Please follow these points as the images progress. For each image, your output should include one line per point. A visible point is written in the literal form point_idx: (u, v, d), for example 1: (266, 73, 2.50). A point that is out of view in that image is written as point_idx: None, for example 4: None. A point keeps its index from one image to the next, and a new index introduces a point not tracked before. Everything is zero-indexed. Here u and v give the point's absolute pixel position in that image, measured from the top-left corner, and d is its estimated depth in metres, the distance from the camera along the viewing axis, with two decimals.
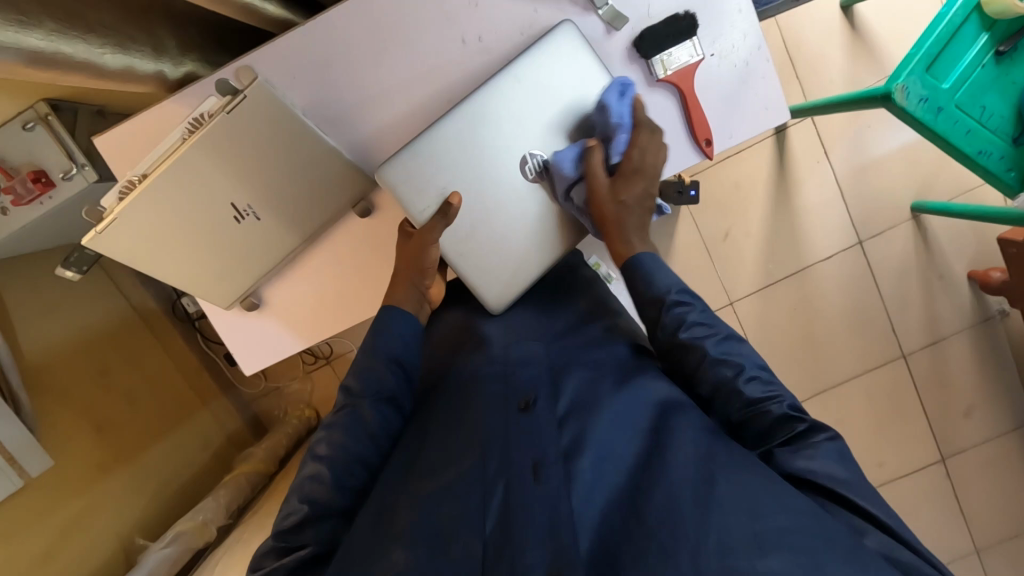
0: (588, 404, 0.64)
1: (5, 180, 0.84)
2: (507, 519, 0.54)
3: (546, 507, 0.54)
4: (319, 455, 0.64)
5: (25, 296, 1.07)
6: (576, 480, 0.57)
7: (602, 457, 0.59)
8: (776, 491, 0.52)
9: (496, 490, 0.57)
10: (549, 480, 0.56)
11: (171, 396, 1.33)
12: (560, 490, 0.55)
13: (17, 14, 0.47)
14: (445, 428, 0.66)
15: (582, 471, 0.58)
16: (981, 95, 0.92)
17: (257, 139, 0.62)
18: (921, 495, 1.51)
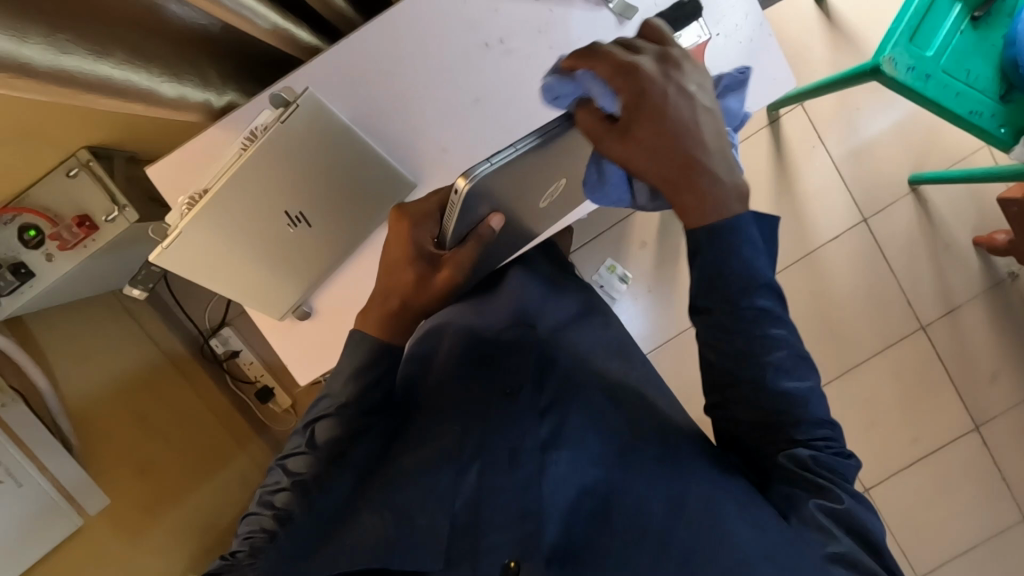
0: (568, 399, 0.72)
1: (51, 227, 0.89)
2: (476, 506, 0.64)
3: (513, 496, 0.63)
4: (290, 471, 0.64)
5: (66, 345, 1.12)
6: (549, 468, 0.66)
7: (576, 449, 0.67)
8: (734, 496, 0.60)
9: (471, 471, 0.66)
10: (523, 467, 0.65)
11: (210, 437, 1.33)
12: (531, 476, 0.64)
13: (93, 47, 0.52)
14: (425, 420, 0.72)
15: (556, 461, 0.66)
16: (965, 59, 0.97)
17: (307, 147, 0.67)
18: (959, 467, 1.52)
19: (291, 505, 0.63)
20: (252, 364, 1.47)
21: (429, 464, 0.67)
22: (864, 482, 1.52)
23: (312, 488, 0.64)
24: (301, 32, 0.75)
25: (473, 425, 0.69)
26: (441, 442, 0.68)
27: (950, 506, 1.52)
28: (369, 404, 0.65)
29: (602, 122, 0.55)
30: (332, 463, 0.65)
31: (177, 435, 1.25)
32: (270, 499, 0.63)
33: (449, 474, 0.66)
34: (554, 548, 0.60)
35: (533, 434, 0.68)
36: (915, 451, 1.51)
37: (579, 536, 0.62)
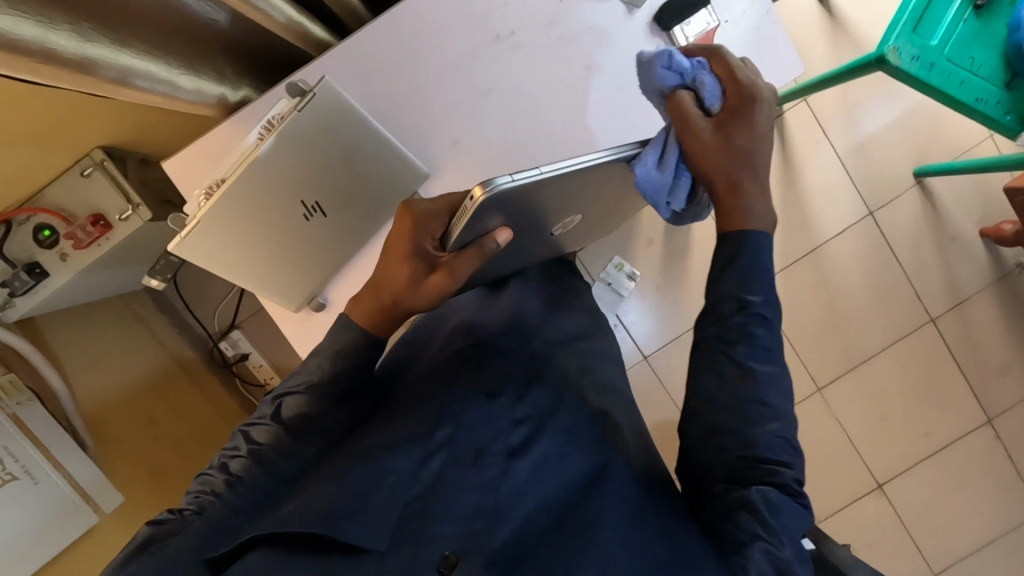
0: (545, 412, 0.76)
1: (66, 227, 0.90)
2: (431, 492, 0.66)
3: (469, 494, 0.65)
4: (254, 440, 0.64)
5: (78, 347, 1.12)
6: (512, 473, 0.68)
7: (543, 457, 0.70)
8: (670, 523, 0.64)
9: (436, 458, 0.69)
10: (484, 468, 0.68)
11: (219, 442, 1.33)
12: (492, 478, 0.67)
13: (114, 37, 0.53)
14: (397, 407, 0.72)
15: (520, 466, 0.68)
16: (969, 47, 0.98)
17: (324, 136, 0.67)
18: (973, 460, 1.50)
19: (246, 472, 0.63)
20: (262, 367, 1.44)
21: (395, 445, 0.68)
22: (876, 478, 1.51)
23: (269, 459, 0.64)
24: (314, 28, 0.77)
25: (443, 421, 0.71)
26: (406, 433, 0.69)
27: (965, 500, 1.51)
28: (341, 387, 0.66)
29: (668, 146, 0.57)
30: (291, 437, 0.65)
31: (186, 440, 1.25)
32: (223, 464, 0.64)
33: (413, 457, 0.68)
34: (504, 549, 0.61)
35: (501, 438, 0.72)
36: (927, 445, 1.51)
37: (526, 539, 0.63)
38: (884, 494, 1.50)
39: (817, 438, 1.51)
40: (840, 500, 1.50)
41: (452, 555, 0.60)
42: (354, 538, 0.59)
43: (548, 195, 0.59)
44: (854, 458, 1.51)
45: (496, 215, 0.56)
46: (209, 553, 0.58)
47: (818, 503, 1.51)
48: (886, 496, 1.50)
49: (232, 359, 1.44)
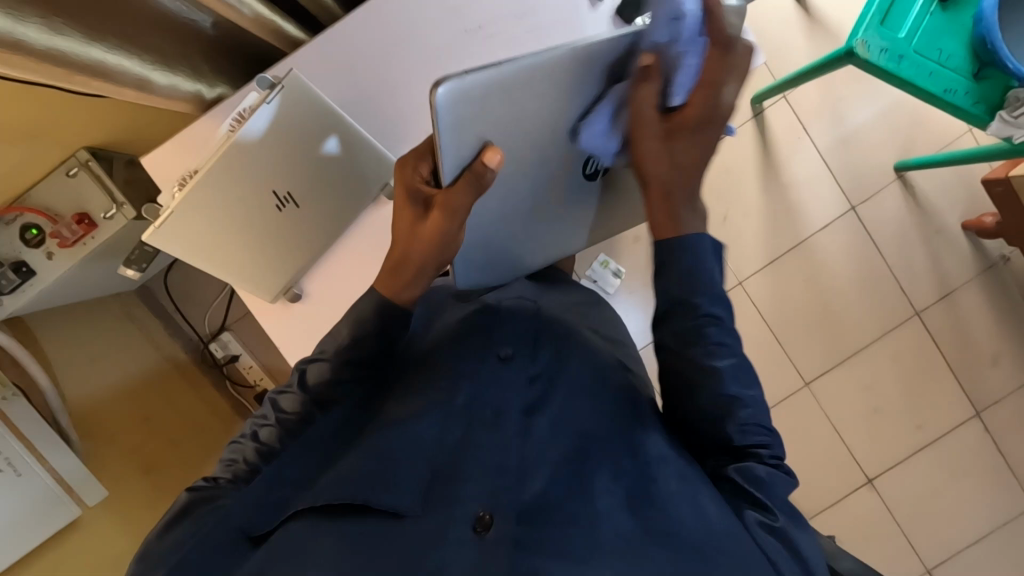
0: (555, 375, 0.75)
1: (52, 225, 0.92)
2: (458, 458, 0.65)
3: (496, 450, 0.66)
4: (280, 411, 0.69)
5: (69, 347, 1.14)
6: (532, 431, 0.69)
7: (559, 419, 0.70)
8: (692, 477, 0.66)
9: (458, 425, 0.69)
10: (506, 428, 0.69)
11: (222, 431, 1.37)
12: (514, 437, 0.68)
13: (86, 31, 0.55)
14: (422, 372, 0.74)
15: (538, 425, 0.69)
16: (938, 39, 1.00)
17: (298, 127, 0.69)
18: (963, 454, 1.50)
19: (272, 441, 0.68)
20: (252, 368, 1.44)
21: (418, 411, 0.69)
22: (867, 472, 1.50)
23: (294, 428, 0.69)
24: (287, 26, 0.80)
25: (463, 379, 0.72)
26: (427, 395, 0.70)
27: (956, 495, 1.50)
28: (360, 356, 0.69)
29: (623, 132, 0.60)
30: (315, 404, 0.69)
31: (179, 435, 1.26)
32: (252, 435, 0.69)
33: (437, 422, 0.68)
34: (533, 501, 0.62)
35: (519, 397, 0.72)
36: (918, 439, 1.51)
37: (558, 499, 0.63)
38: (875, 490, 1.50)
39: (808, 433, 1.51)
40: (831, 495, 1.50)
41: (486, 515, 0.60)
42: (385, 500, 0.60)
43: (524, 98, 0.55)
44: (845, 453, 1.51)
45: (467, 128, 0.54)
46: (254, 530, 0.62)
47: (809, 499, 1.50)
48: (877, 492, 1.50)
49: (222, 360, 1.44)
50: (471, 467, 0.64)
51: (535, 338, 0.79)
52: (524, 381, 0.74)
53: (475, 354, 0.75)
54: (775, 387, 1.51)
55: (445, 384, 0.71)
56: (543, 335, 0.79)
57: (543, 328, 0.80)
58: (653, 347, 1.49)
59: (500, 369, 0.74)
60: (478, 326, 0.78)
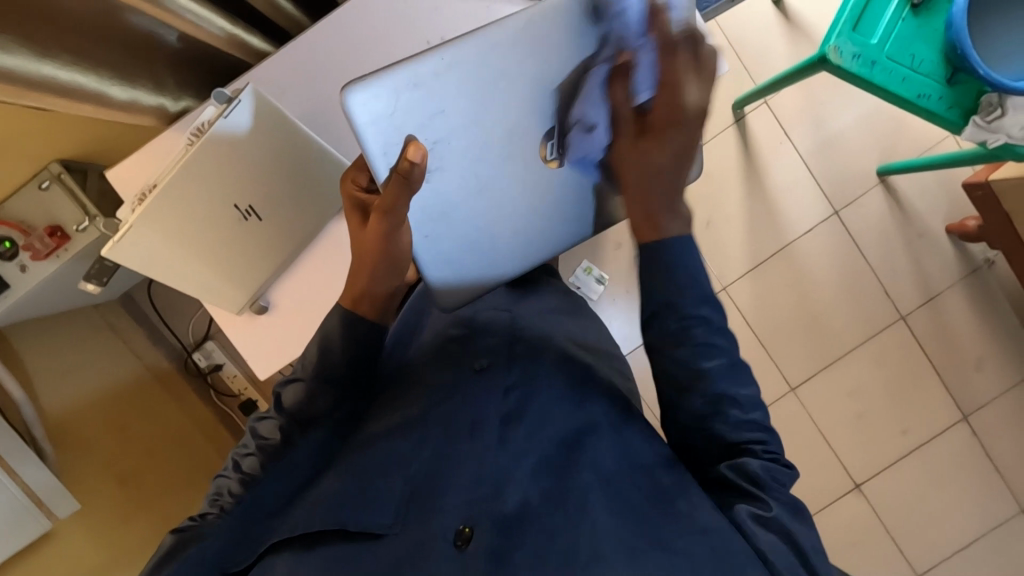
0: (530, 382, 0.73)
1: (24, 238, 0.92)
2: (437, 474, 0.65)
3: (472, 460, 0.65)
4: (262, 438, 0.69)
5: (47, 360, 1.13)
6: (509, 441, 0.67)
7: (536, 426, 0.69)
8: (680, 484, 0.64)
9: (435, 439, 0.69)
10: (482, 437, 0.67)
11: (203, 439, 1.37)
12: (490, 445, 0.66)
13: (38, 49, 0.55)
14: (401, 393, 0.75)
15: (515, 435, 0.68)
16: (910, 44, 1.00)
17: (258, 140, 0.70)
18: (950, 458, 1.50)
19: (256, 470, 0.68)
20: (235, 377, 1.44)
21: (397, 430, 0.71)
22: (854, 478, 1.50)
23: (277, 455, 0.69)
24: (251, 38, 0.81)
25: (443, 395, 0.73)
26: (409, 414, 0.72)
27: (944, 499, 1.49)
28: (338, 376, 0.70)
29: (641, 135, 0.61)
30: (295, 428, 0.69)
31: (156, 444, 1.27)
32: (235, 466, 0.69)
33: (413, 442, 0.69)
34: (512, 510, 0.61)
35: (495, 406, 0.70)
36: (904, 443, 1.50)
37: (534, 508, 0.62)
38: (863, 495, 1.50)
39: (793, 438, 1.50)
40: (818, 501, 1.49)
41: (466, 528, 0.60)
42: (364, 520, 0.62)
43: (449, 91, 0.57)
44: (831, 458, 1.50)
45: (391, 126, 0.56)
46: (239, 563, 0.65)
47: None
48: (865, 497, 1.49)
49: (206, 369, 1.44)
50: (448, 482, 0.64)
51: (511, 343, 0.79)
52: (500, 391, 0.72)
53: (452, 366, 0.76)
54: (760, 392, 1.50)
55: (424, 404, 0.72)
56: (520, 341, 0.79)
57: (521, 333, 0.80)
58: (637, 352, 1.48)
59: (478, 380, 0.73)
60: (451, 344, 0.79)
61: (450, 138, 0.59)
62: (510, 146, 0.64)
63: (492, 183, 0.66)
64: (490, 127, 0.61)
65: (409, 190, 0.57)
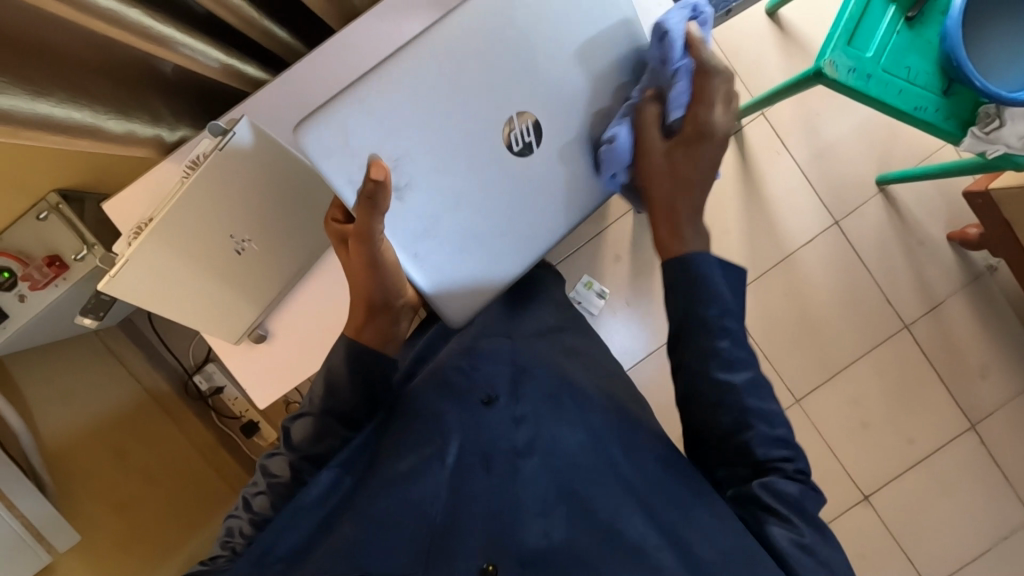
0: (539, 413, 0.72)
1: (23, 268, 0.92)
2: (454, 511, 0.63)
3: (488, 499, 0.64)
4: (274, 474, 0.70)
5: (44, 387, 1.13)
6: (521, 476, 0.65)
7: (551, 458, 0.67)
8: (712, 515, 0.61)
9: (450, 474, 0.67)
10: (498, 468, 0.66)
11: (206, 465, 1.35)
12: (506, 480, 0.65)
13: (31, 87, 0.55)
14: (411, 424, 0.73)
15: (528, 469, 0.66)
16: (904, 57, 1.00)
17: (254, 171, 0.70)
18: (958, 468, 1.48)
19: (267, 507, 0.68)
20: (237, 399, 1.46)
21: (409, 464, 0.68)
22: (862, 489, 1.48)
23: (287, 490, 0.69)
24: (246, 67, 0.82)
25: (451, 427, 0.71)
26: (422, 446, 0.69)
27: (953, 509, 1.48)
28: (343, 408, 0.71)
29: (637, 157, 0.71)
30: (306, 465, 0.70)
31: (156, 472, 1.25)
32: (247, 503, 0.69)
33: (426, 474, 0.66)
34: (530, 550, 0.59)
35: (506, 441, 0.69)
36: (911, 453, 1.48)
37: (555, 546, 0.60)
38: (872, 506, 1.48)
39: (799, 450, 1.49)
40: (828, 512, 1.47)
41: (488, 566, 0.58)
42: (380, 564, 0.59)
43: (387, 110, 0.64)
44: (838, 469, 1.48)
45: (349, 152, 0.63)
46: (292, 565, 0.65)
47: None
48: (874, 508, 1.48)
49: (207, 393, 1.45)
50: (466, 520, 0.62)
51: (516, 377, 0.78)
52: (510, 423, 0.71)
53: (458, 397, 0.74)
54: None
55: (434, 437, 0.70)
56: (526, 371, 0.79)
57: (524, 366, 0.80)
58: (639, 367, 1.47)
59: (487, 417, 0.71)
60: (456, 374, 0.77)
61: (408, 153, 0.65)
62: (471, 143, 0.68)
63: (466, 187, 0.69)
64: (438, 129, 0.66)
65: (378, 211, 0.62)
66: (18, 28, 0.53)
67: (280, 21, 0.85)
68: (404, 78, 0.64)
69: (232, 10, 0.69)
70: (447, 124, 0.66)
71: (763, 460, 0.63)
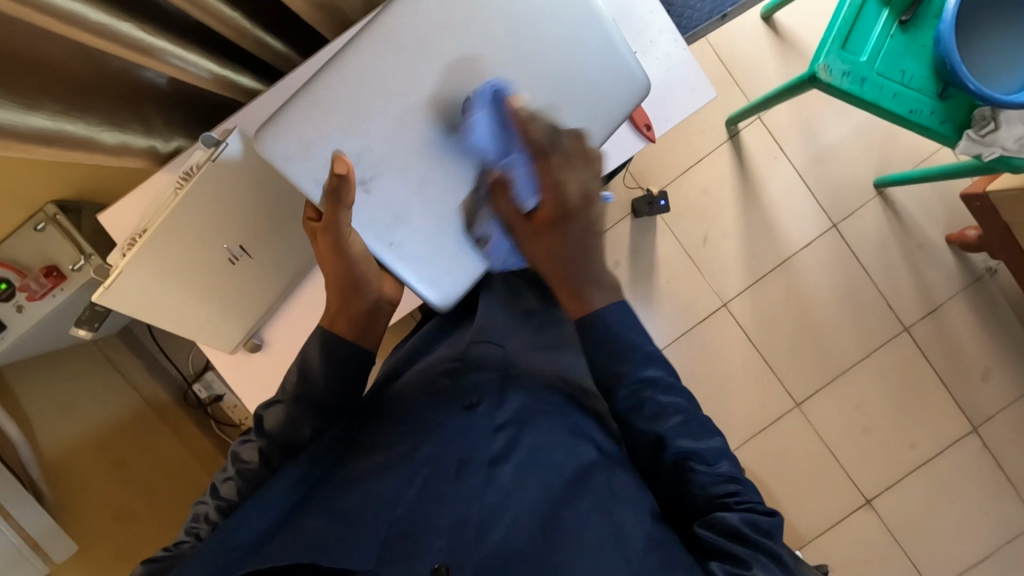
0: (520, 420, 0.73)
1: (21, 279, 0.93)
2: (417, 513, 0.63)
3: (461, 501, 0.64)
4: (245, 460, 0.70)
5: (43, 397, 1.15)
6: (495, 483, 0.66)
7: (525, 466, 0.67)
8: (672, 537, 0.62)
9: (419, 476, 0.66)
10: (470, 477, 0.66)
11: (200, 468, 1.33)
12: (479, 487, 0.65)
13: (23, 101, 0.56)
14: (387, 427, 0.74)
15: (502, 475, 0.67)
16: (899, 61, 1.00)
17: (247, 182, 0.70)
18: (961, 471, 1.47)
19: (233, 491, 0.69)
20: (236, 407, 1.42)
21: (382, 466, 0.68)
22: (865, 493, 1.47)
23: (254, 475, 0.70)
24: (241, 78, 0.82)
25: (426, 429, 0.71)
26: (396, 447, 0.69)
27: (956, 513, 1.47)
28: (315, 397, 0.70)
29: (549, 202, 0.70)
30: (275, 453, 0.70)
31: (152, 480, 1.24)
32: (216, 488, 0.70)
33: (397, 475, 0.66)
34: (494, 554, 0.60)
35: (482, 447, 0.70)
36: (913, 456, 1.48)
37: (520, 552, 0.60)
38: (873, 510, 1.47)
39: (799, 455, 1.48)
40: (829, 517, 1.46)
41: (442, 567, 0.58)
42: (342, 562, 0.58)
43: (345, 101, 0.64)
44: (840, 474, 1.48)
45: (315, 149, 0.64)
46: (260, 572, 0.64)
47: (806, 524, 1.46)
48: (876, 512, 1.47)
49: (206, 400, 1.42)
50: (433, 520, 0.62)
51: (502, 383, 0.79)
52: (490, 430, 0.72)
53: (440, 403, 0.75)
54: (764, 408, 1.48)
55: (406, 440, 0.70)
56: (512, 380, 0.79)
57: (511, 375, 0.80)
58: None
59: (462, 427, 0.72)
60: (443, 380, 0.78)
61: (371, 143, 0.65)
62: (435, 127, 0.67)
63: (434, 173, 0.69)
64: (398, 118, 0.65)
65: (341, 205, 0.64)
66: (10, 42, 0.54)
67: (274, 31, 0.86)
68: (355, 74, 0.63)
69: (225, 21, 0.70)
70: (412, 110, 0.65)
71: (715, 498, 0.65)
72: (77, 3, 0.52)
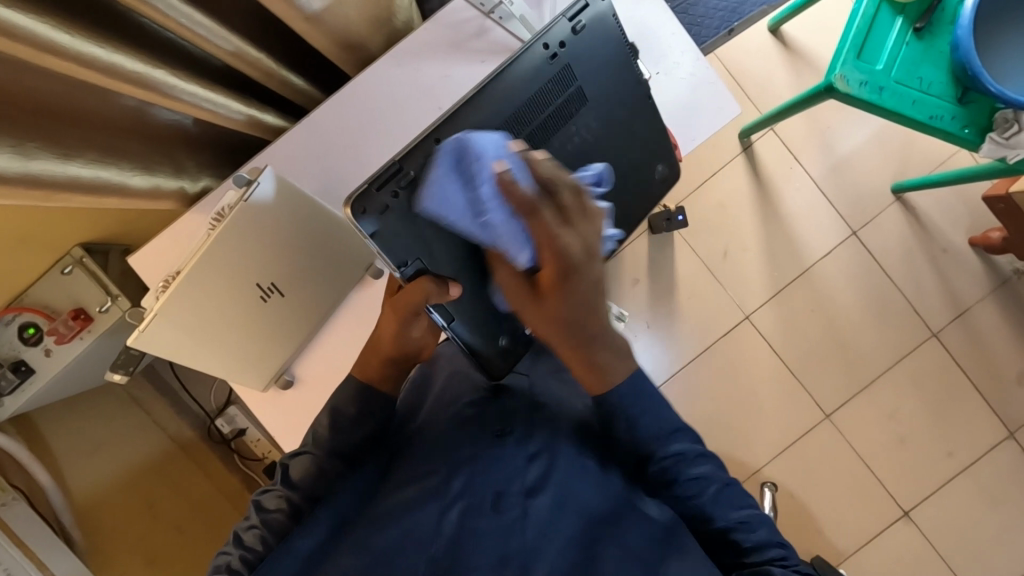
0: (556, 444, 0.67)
1: (50, 322, 0.93)
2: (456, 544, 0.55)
3: (498, 538, 0.56)
4: (269, 507, 0.64)
5: (74, 440, 1.16)
6: (533, 514, 0.58)
7: (561, 500, 0.59)
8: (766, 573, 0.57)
9: (454, 508, 0.58)
10: (507, 509, 0.58)
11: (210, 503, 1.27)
12: (515, 521, 0.57)
13: (61, 150, 0.56)
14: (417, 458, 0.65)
15: (538, 507, 0.58)
16: (916, 68, 1.00)
17: (273, 229, 0.71)
18: (1000, 478, 1.43)
19: (256, 542, 0.61)
20: (259, 441, 1.39)
21: (412, 501, 0.59)
22: (902, 505, 1.43)
23: (281, 527, 0.63)
24: (266, 116, 0.83)
25: (459, 462, 0.62)
26: (429, 477, 0.61)
27: (1000, 524, 1.42)
28: (343, 445, 0.67)
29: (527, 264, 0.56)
30: (306, 503, 0.64)
31: (179, 518, 1.22)
32: (237, 538, 0.63)
33: (432, 511, 0.57)
34: None
35: (517, 477, 0.61)
36: (950, 465, 1.44)
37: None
38: (912, 523, 1.42)
39: (832, 468, 1.44)
40: (866, 531, 1.42)
41: None
42: None
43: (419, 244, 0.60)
44: (876, 485, 1.44)
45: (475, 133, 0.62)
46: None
47: (843, 539, 1.42)
48: (916, 525, 1.42)
49: (229, 435, 1.38)
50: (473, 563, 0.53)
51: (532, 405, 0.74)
52: (522, 457, 0.64)
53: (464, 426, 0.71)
54: (793, 421, 1.45)
55: (436, 470, 0.62)
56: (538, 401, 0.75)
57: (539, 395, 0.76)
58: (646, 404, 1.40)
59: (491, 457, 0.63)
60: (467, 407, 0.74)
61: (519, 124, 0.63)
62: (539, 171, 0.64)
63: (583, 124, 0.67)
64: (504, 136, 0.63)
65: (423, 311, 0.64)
66: (47, 95, 0.55)
67: (297, 72, 0.87)
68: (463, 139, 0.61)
69: (253, 64, 0.71)
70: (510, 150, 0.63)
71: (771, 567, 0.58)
72: (114, 55, 0.53)
